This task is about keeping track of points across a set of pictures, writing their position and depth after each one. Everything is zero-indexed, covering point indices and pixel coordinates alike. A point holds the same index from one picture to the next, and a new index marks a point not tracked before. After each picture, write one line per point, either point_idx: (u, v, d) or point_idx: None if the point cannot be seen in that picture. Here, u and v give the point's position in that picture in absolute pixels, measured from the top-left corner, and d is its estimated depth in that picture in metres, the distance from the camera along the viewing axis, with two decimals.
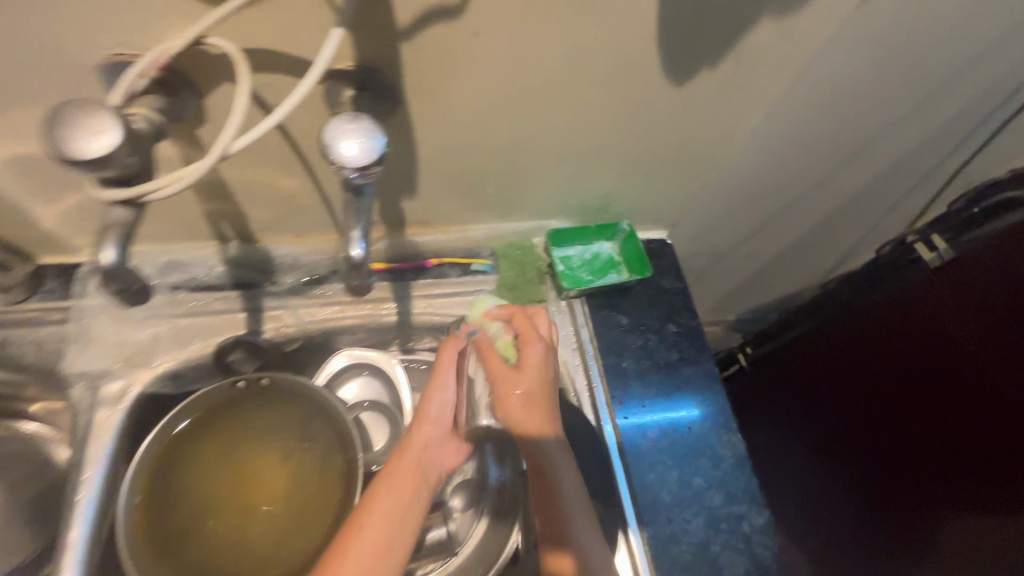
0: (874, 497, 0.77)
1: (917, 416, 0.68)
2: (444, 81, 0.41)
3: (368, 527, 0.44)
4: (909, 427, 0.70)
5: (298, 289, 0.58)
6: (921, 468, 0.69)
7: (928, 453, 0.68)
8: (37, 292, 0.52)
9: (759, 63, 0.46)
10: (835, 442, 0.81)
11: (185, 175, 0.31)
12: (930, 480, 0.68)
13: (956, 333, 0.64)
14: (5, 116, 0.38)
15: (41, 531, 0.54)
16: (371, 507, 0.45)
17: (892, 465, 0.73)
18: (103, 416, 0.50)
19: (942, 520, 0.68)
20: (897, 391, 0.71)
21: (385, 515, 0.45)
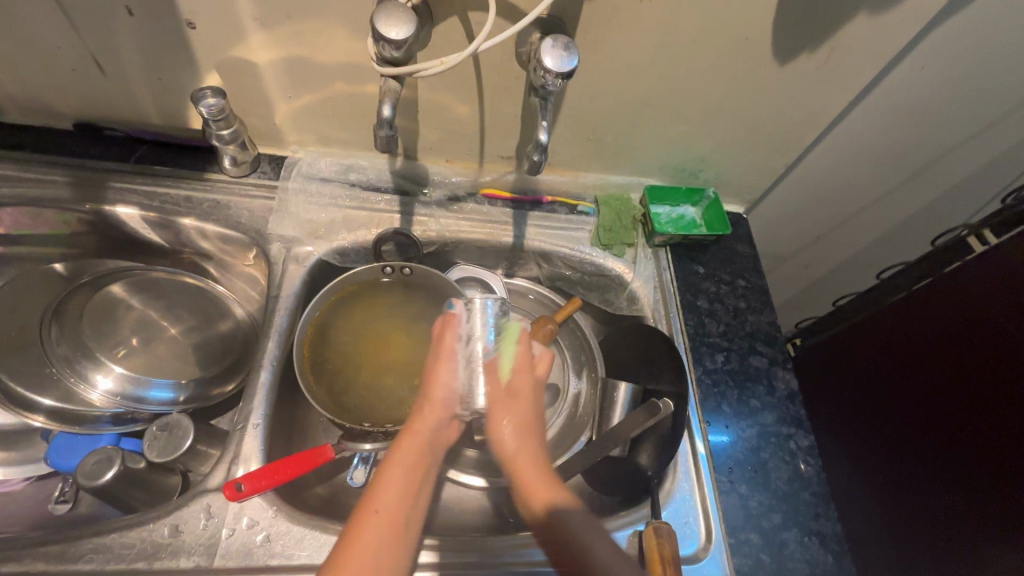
0: (905, 473, 0.84)
1: (950, 393, 0.77)
2: (606, 35, 0.55)
3: (384, 506, 0.47)
4: (941, 406, 0.78)
5: (442, 203, 0.72)
6: (949, 444, 0.77)
7: (955, 428, 0.76)
8: (255, 172, 0.69)
9: (851, 52, 0.58)
10: (878, 422, 0.89)
11: (450, 60, 0.47)
12: (955, 455, 0.76)
13: (987, 333, 0.72)
14: (296, 27, 0.53)
15: (223, 358, 0.70)
16: (388, 476, 0.49)
17: (924, 447, 0.80)
18: (292, 270, 0.65)
19: (960, 492, 0.75)
20: (938, 389, 0.78)
21: (396, 486, 0.49)
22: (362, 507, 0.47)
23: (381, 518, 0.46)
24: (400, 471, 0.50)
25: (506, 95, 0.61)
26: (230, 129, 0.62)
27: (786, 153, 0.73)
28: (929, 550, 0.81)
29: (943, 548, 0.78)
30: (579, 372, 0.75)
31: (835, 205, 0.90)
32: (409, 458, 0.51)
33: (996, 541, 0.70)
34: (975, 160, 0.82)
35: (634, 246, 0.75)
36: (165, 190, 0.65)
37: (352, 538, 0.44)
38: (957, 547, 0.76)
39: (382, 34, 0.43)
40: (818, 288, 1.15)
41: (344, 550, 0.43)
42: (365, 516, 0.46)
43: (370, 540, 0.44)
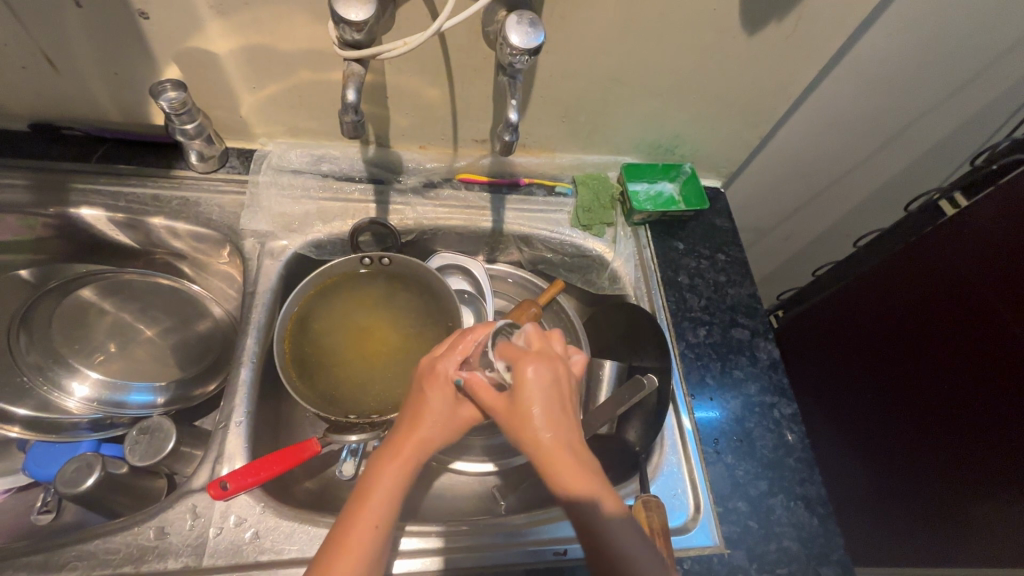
0: (895, 436, 0.86)
1: (933, 356, 0.78)
2: (572, 11, 0.54)
3: (377, 513, 0.43)
4: (922, 368, 0.80)
5: (417, 190, 0.71)
6: (933, 405, 0.79)
7: (938, 388, 0.78)
8: (224, 166, 0.67)
9: (819, 19, 0.58)
10: (861, 385, 0.91)
11: (414, 40, 0.45)
12: (940, 415, 0.78)
13: (967, 297, 0.72)
14: (253, 12, 0.51)
15: (204, 357, 0.69)
16: (374, 491, 0.44)
17: (908, 407, 0.83)
18: (268, 264, 0.64)
19: (954, 450, 0.77)
20: (920, 354, 0.80)
21: (387, 491, 0.44)
22: (346, 511, 0.43)
23: (363, 543, 0.42)
24: (387, 488, 0.44)
25: (475, 76, 0.60)
26: (194, 123, 0.60)
27: (761, 124, 0.72)
28: (928, 507, 0.83)
29: (944, 506, 0.81)
30: None
31: (811, 174, 0.91)
32: (395, 474, 0.45)
33: (995, 494, 0.73)
34: (946, 123, 0.83)
35: (613, 225, 0.75)
36: (131, 189, 0.63)
37: (333, 542, 0.42)
38: (956, 503, 0.79)
39: (342, 15, 0.42)
40: (798, 259, 1.16)
41: (327, 557, 0.41)
42: (354, 532, 0.42)
43: (356, 548, 0.42)
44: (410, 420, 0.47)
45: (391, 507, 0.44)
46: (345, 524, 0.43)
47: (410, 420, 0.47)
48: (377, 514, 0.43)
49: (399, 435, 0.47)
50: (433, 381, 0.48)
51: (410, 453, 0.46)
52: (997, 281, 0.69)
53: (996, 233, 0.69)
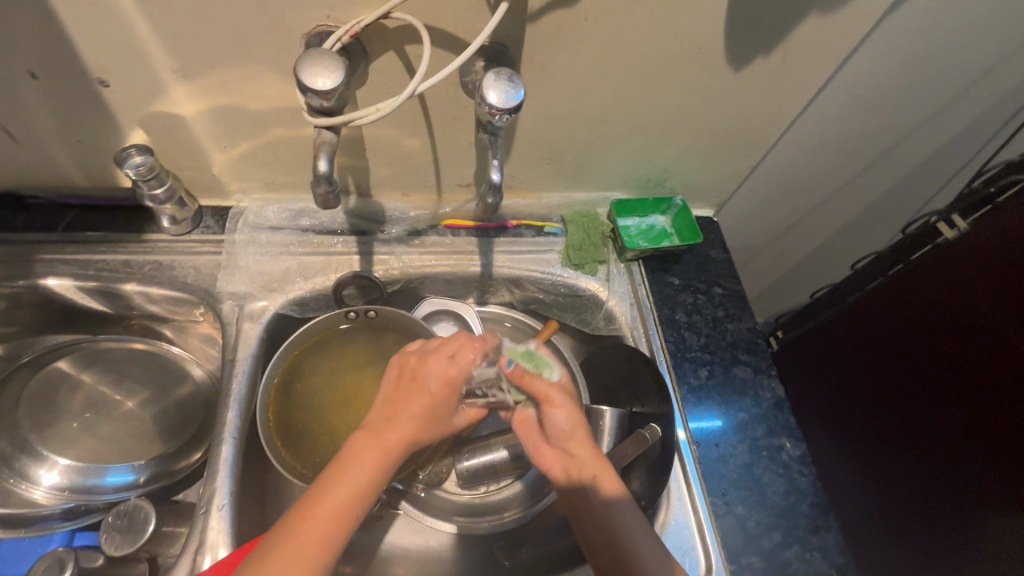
0: (900, 460, 0.83)
1: (939, 379, 0.76)
2: (551, 57, 0.52)
3: (342, 503, 0.44)
4: (928, 391, 0.77)
5: (402, 238, 0.68)
6: (938, 429, 0.77)
7: (946, 413, 0.75)
8: (198, 227, 0.64)
9: (806, 52, 0.56)
10: (865, 409, 0.88)
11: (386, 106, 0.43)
12: (946, 438, 0.76)
13: (976, 320, 0.70)
14: (220, 74, 0.49)
15: (185, 426, 0.65)
16: (341, 477, 0.45)
17: (914, 430, 0.80)
18: (248, 328, 0.61)
19: (959, 473, 0.75)
20: (925, 376, 0.78)
21: (361, 479, 0.45)
22: (307, 501, 0.44)
23: (324, 532, 0.43)
24: (344, 484, 0.45)
25: (455, 124, 0.58)
26: (164, 187, 0.57)
27: (751, 154, 0.71)
28: (934, 535, 0.80)
29: (944, 534, 0.78)
30: None
31: (804, 197, 0.89)
32: (360, 469, 0.45)
33: (995, 521, 0.71)
34: (936, 139, 0.82)
35: (606, 263, 0.73)
36: (100, 256, 0.60)
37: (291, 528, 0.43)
38: (961, 529, 0.76)
39: (308, 85, 0.40)
40: (794, 276, 1.15)
41: (279, 548, 0.42)
42: (314, 522, 0.43)
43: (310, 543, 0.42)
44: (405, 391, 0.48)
45: (363, 496, 0.45)
46: (317, 495, 0.45)
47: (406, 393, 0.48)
48: (332, 504, 0.44)
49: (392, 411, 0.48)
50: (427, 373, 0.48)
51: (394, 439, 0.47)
52: (1003, 301, 0.67)
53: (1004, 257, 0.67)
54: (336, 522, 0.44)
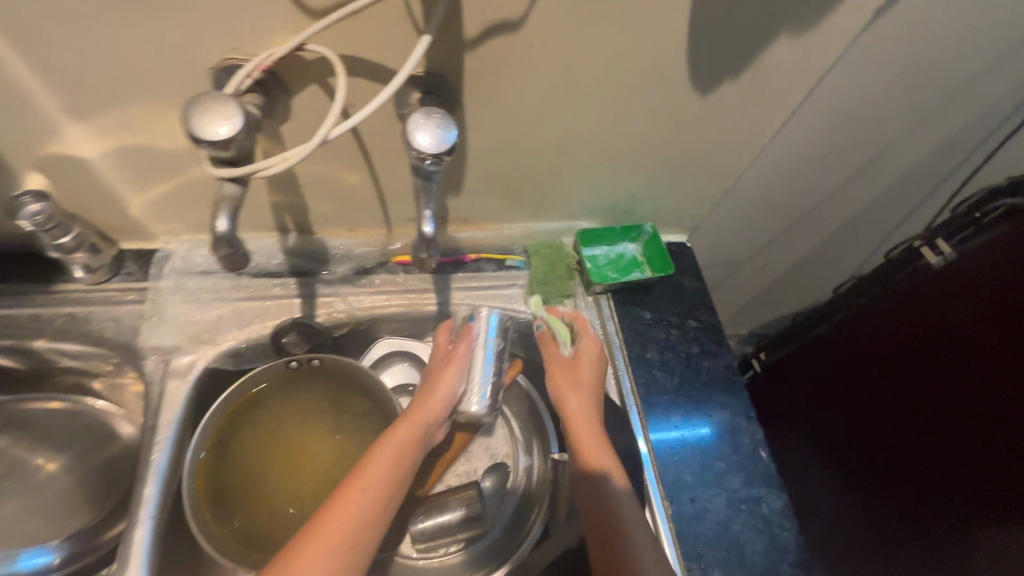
0: (886, 482, 0.81)
1: (927, 399, 0.73)
2: (496, 86, 0.47)
3: (369, 487, 0.47)
4: (915, 411, 0.75)
5: (348, 277, 0.63)
6: (926, 450, 0.74)
7: (931, 436, 0.73)
8: (119, 273, 0.58)
9: (777, 75, 0.52)
10: (849, 430, 0.85)
11: (293, 156, 0.37)
12: (933, 460, 0.73)
13: (968, 337, 0.68)
14: (120, 111, 0.43)
15: (109, 493, 0.59)
16: (382, 451, 0.50)
17: (899, 451, 0.78)
18: (174, 386, 0.55)
19: (948, 496, 0.72)
20: (913, 396, 0.75)
21: (387, 467, 0.49)
22: (338, 490, 0.47)
23: (351, 517, 0.45)
24: (392, 457, 0.50)
25: (397, 158, 0.53)
26: (71, 235, 0.51)
27: (723, 178, 0.66)
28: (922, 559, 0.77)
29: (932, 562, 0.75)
30: (529, 447, 0.67)
31: (784, 219, 0.85)
32: (401, 444, 0.51)
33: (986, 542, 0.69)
34: (916, 154, 0.78)
35: (572, 297, 0.68)
36: (3, 312, 0.54)
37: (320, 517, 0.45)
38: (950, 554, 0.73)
39: (199, 134, 0.34)
40: (775, 293, 1.11)
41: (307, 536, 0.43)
42: (337, 512, 0.45)
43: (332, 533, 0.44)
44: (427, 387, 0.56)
45: (387, 489, 0.48)
46: (347, 485, 0.47)
47: (426, 389, 0.56)
48: (378, 473, 0.48)
49: (412, 408, 0.54)
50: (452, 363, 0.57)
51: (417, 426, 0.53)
52: (995, 317, 0.65)
53: (995, 275, 0.65)
54: (381, 492, 0.47)
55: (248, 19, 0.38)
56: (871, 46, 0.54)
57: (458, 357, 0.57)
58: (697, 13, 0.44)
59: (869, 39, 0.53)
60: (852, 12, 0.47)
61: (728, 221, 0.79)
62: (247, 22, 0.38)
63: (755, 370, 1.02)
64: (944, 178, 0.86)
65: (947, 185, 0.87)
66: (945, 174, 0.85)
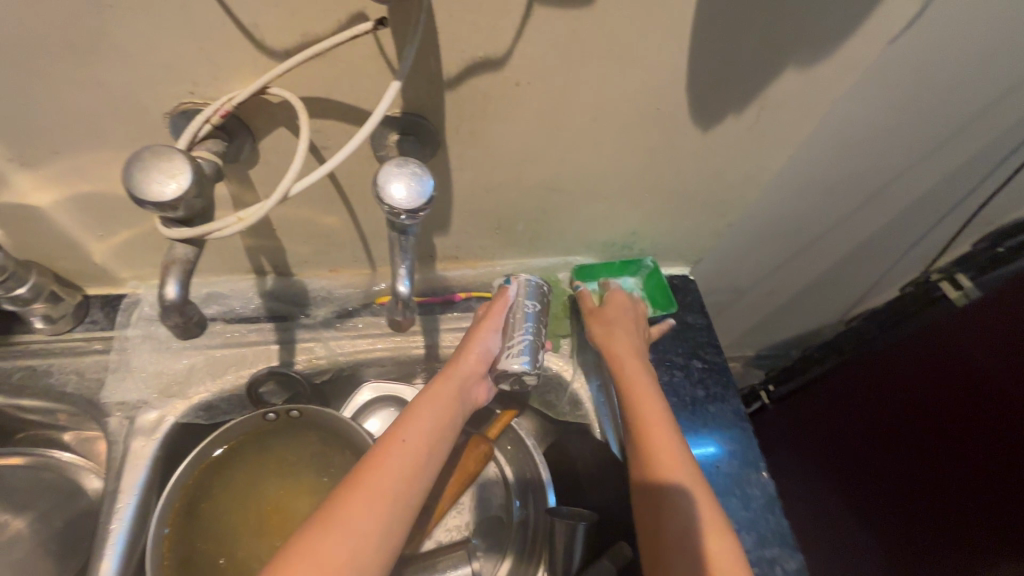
0: (888, 531, 0.75)
1: (936, 447, 0.68)
2: (480, 125, 0.43)
3: (395, 468, 0.41)
4: (920, 458, 0.70)
5: (330, 321, 0.59)
6: (930, 502, 0.69)
7: (937, 487, 0.68)
8: (82, 322, 0.54)
9: (784, 107, 0.48)
10: (853, 473, 0.80)
11: (247, 217, 0.33)
12: (937, 512, 0.68)
13: (987, 382, 0.63)
14: (71, 159, 0.40)
15: (72, 558, 0.55)
16: (413, 418, 0.45)
17: (905, 499, 0.72)
18: (139, 445, 0.51)
19: (952, 554, 0.66)
20: (921, 440, 0.70)
21: (417, 454, 0.42)
22: (354, 473, 0.40)
23: (369, 510, 0.38)
24: (426, 424, 0.45)
25: (377, 199, 0.49)
26: (26, 286, 0.48)
27: (727, 210, 0.62)
28: None
29: None
30: (524, 499, 0.63)
31: (792, 248, 0.81)
32: (433, 410, 0.46)
33: None
34: (931, 179, 0.74)
35: (569, 336, 0.64)
36: None
37: (344, 499, 0.39)
38: None
39: (142, 195, 0.30)
40: (784, 318, 1.06)
41: (321, 524, 0.37)
42: (354, 496, 0.39)
43: (347, 531, 0.37)
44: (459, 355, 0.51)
45: (417, 470, 0.42)
46: (370, 464, 0.41)
47: (457, 358, 0.50)
48: (411, 441, 0.43)
49: (440, 379, 0.49)
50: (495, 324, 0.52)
51: (447, 398, 0.47)
52: (1016, 366, 0.60)
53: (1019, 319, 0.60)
54: (416, 458, 0.42)
55: (204, 62, 0.35)
56: (884, 74, 0.50)
57: (493, 314, 0.52)
58: (697, 47, 0.40)
59: (882, 68, 0.49)
60: (865, 42, 0.43)
61: (732, 251, 0.75)
62: (203, 65, 0.35)
63: (765, 402, 0.97)
64: (960, 203, 0.82)
65: (962, 209, 0.83)
66: (960, 199, 0.80)
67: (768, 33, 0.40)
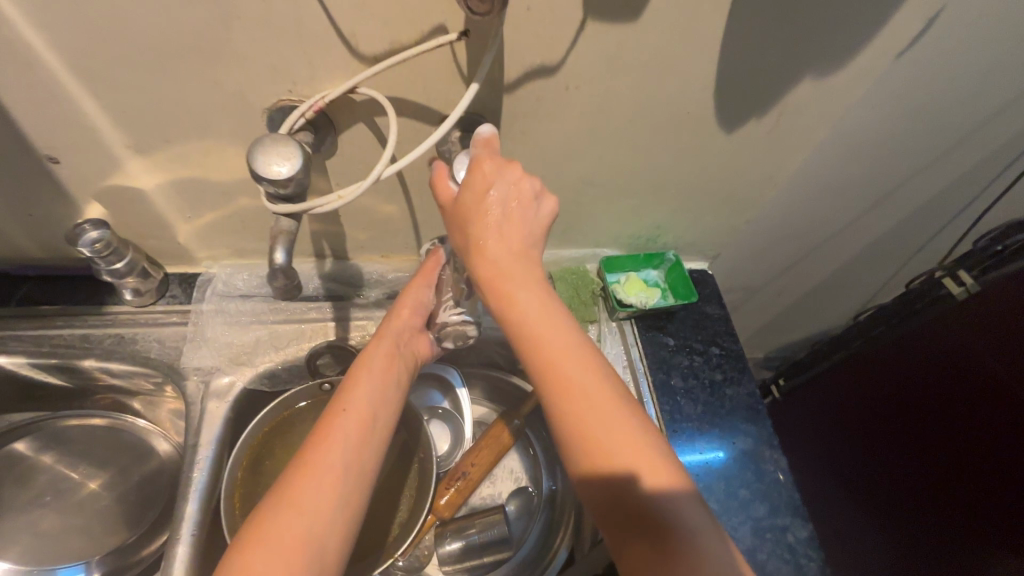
0: (888, 498, 0.82)
1: (931, 419, 0.75)
2: (531, 123, 0.49)
3: (333, 440, 0.41)
4: (916, 430, 0.77)
5: (381, 302, 0.65)
6: (925, 468, 0.76)
7: (931, 453, 0.75)
8: (163, 297, 0.60)
9: (800, 114, 0.53)
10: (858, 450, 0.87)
11: (347, 194, 0.40)
12: (931, 476, 0.75)
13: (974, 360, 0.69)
14: (179, 148, 0.46)
15: (146, 510, 0.61)
16: (353, 387, 0.46)
17: (901, 467, 0.79)
18: (214, 406, 0.57)
19: (944, 510, 0.74)
20: (915, 414, 0.77)
21: (357, 421, 0.43)
22: (298, 458, 0.41)
23: (317, 488, 0.39)
24: (367, 391, 0.46)
25: (433, 190, 0.55)
26: (124, 261, 0.54)
27: (746, 209, 0.68)
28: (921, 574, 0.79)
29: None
30: (553, 471, 0.68)
31: (805, 248, 0.86)
32: (372, 375, 0.47)
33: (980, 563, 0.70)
34: (938, 185, 0.78)
35: (597, 322, 0.69)
36: (57, 331, 0.57)
37: (289, 481, 0.39)
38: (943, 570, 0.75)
39: (262, 174, 0.36)
40: (795, 318, 1.11)
41: (261, 517, 0.37)
42: (305, 477, 0.39)
43: (294, 518, 0.37)
44: (389, 316, 0.53)
45: (361, 438, 0.42)
46: (314, 442, 0.41)
47: (388, 319, 0.53)
48: (353, 409, 0.44)
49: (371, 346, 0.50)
50: (416, 291, 0.54)
51: (375, 364, 0.48)
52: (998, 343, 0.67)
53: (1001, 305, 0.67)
54: (361, 423, 0.43)
55: (305, 67, 0.41)
56: (891, 86, 0.56)
57: (423, 274, 0.55)
58: (725, 59, 0.46)
59: (889, 80, 0.55)
60: (874, 57, 0.49)
61: (748, 249, 0.80)
62: (305, 70, 0.41)
63: (775, 395, 1.03)
64: (965, 208, 0.86)
65: (967, 214, 0.88)
66: (966, 204, 0.85)
67: (787, 47, 0.46)
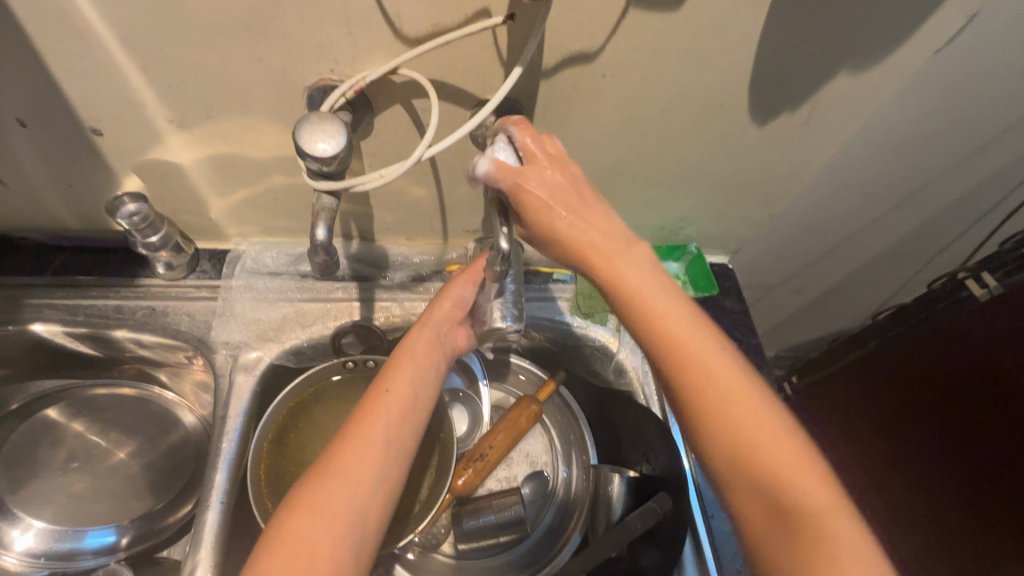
0: (907, 498, 0.83)
1: (949, 423, 0.75)
2: (565, 109, 0.49)
3: (374, 421, 0.43)
4: (932, 433, 0.77)
5: (405, 284, 0.65)
6: (941, 471, 0.77)
7: (949, 458, 0.75)
8: (193, 272, 0.62)
9: (834, 108, 0.53)
10: (876, 448, 0.88)
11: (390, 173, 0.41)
12: (947, 480, 0.76)
13: (996, 366, 0.69)
14: (218, 124, 0.47)
15: (173, 477, 0.62)
16: (396, 371, 0.47)
17: (920, 469, 0.80)
18: (242, 380, 0.58)
19: (960, 515, 0.74)
20: (932, 416, 0.77)
21: (398, 407, 0.45)
22: (341, 436, 0.42)
23: (357, 468, 0.40)
24: (409, 376, 0.47)
25: (464, 174, 0.56)
26: (159, 234, 0.55)
27: (772, 203, 0.68)
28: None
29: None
30: (569, 459, 0.67)
31: (826, 246, 0.86)
32: (415, 362, 0.48)
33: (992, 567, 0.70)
34: (965, 186, 0.78)
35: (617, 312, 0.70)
36: (91, 301, 0.58)
37: (331, 460, 0.41)
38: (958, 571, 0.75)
39: (306, 149, 0.37)
40: (812, 316, 1.11)
41: (305, 489, 0.39)
42: (346, 457, 0.41)
43: (337, 495, 0.39)
44: (433, 304, 0.53)
45: (400, 423, 0.44)
46: (357, 423, 0.43)
47: (430, 308, 0.53)
48: (396, 391, 0.45)
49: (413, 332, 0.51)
50: (461, 282, 0.55)
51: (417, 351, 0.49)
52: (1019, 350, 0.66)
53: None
54: (403, 407, 0.45)
55: (348, 47, 0.42)
56: (925, 83, 0.55)
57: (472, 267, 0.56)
58: (763, 50, 0.46)
59: (925, 77, 0.54)
60: (912, 53, 0.49)
61: (770, 244, 0.80)
62: (347, 50, 0.42)
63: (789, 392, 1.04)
64: (992, 211, 0.85)
65: (993, 216, 0.87)
66: (993, 206, 0.84)
67: (826, 39, 0.46)
